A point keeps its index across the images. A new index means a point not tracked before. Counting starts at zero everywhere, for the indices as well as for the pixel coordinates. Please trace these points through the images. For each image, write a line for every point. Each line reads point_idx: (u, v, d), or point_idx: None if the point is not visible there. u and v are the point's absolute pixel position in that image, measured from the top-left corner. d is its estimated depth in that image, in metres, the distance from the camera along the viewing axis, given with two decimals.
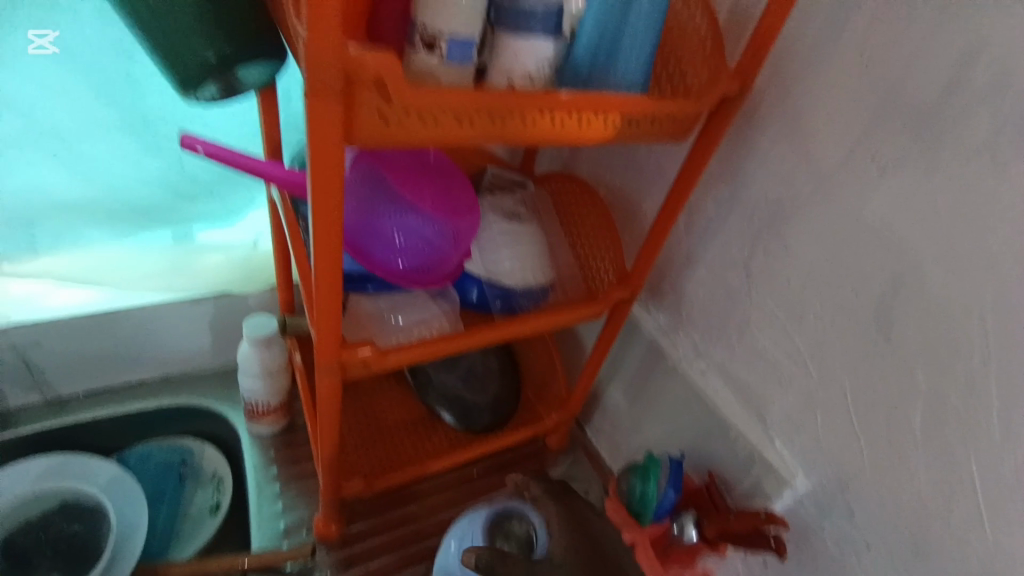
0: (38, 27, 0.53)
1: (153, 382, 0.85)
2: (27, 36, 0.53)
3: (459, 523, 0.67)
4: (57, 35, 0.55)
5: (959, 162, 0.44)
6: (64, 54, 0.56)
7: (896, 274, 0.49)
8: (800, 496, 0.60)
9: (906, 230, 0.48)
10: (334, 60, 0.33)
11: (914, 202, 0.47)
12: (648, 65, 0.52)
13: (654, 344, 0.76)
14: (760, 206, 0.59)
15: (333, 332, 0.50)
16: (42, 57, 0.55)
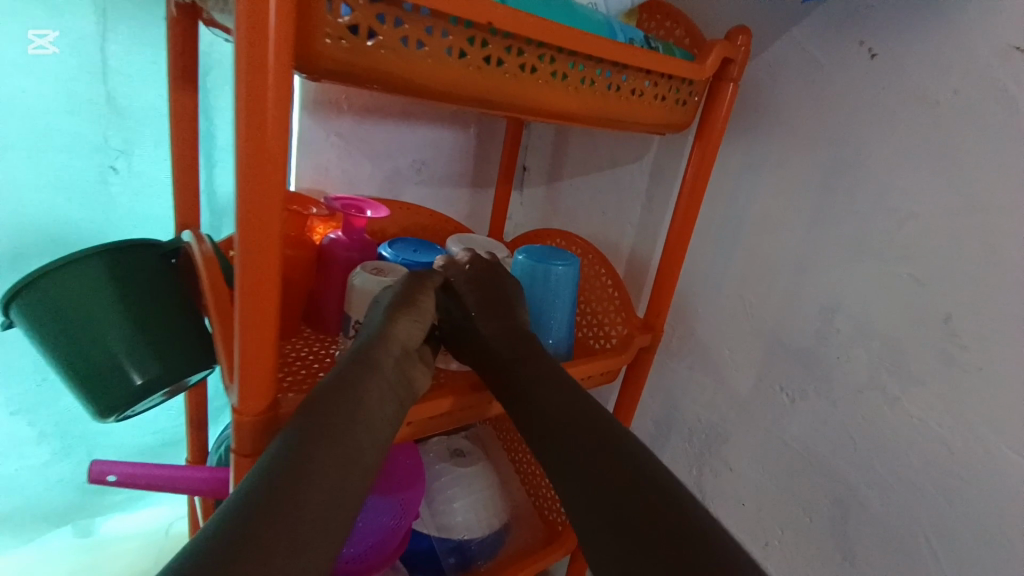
0: (35, 36, 0.49)
1: None
2: (24, 46, 0.49)
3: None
4: (55, 44, 0.50)
5: (865, 363, 0.50)
6: (59, 61, 0.51)
7: (843, 474, 0.53)
8: None
9: (835, 426, 0.53)
10: (265, 431, 0.34)
11: (840, 399, 0.52)
12: (571, 331, 0.57)
13: None
14: (697, 426, 0.67)
15: None
16: (40, 66, 0.50)
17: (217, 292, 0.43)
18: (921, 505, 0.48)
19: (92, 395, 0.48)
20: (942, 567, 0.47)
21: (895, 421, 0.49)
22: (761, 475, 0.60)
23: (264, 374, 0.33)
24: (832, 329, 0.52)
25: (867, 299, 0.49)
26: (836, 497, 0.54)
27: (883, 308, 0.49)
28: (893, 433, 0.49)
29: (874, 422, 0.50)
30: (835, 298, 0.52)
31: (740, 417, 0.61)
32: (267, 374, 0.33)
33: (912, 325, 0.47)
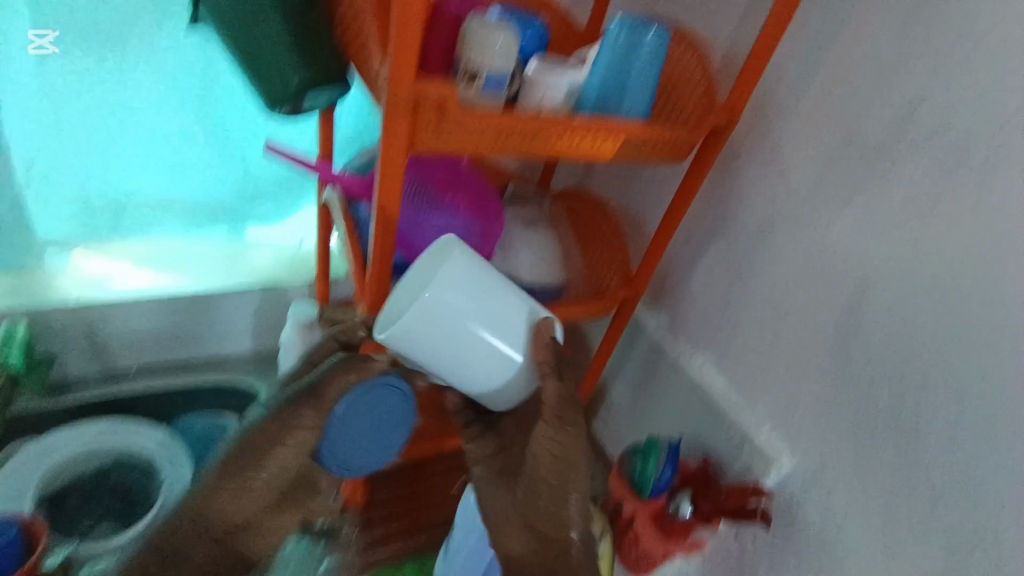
0: (37, 31, 0.62)
1: (196, 364, 0.93)
2: (28, 35, 0.62)
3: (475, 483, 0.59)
4: (52, 41, 0.63)
5: (932, 158, 0.54)
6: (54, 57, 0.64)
7: (873, 266, 0.59)
8: (784, 471, 0.70)
9: (881, 220, 0.58)
10: (409, 90, 0.47)
11: (894, 196, 0.57)
12: (644, 112, 0.63)
13: (657, 342, 0.87)
14: (752, 220, 0.71)
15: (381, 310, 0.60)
16: (30, 61, 0.63)
17: (378, 26, 0.54)
18: (933, 293, 0.55)
19: (261, 86, 0.59)
20: (930, 346, 0.55)
21: (941, 214, 0.54)
22: (792, 266, 0.67)
23: (410, 41, 0.45)
24: (907, 128, 0.55)
25: (953, 95, 0.52)
26: (858, 286, 0.61)
27: (965, 103, 0.51)
28: (932, 225, 0.54)
29: (919, 216, 0.55)
30: (921, 95, 0.54)
31: (794, 216, 0.66)
32: (416, 34, 0.45)
33: (989, 119, 0.50)
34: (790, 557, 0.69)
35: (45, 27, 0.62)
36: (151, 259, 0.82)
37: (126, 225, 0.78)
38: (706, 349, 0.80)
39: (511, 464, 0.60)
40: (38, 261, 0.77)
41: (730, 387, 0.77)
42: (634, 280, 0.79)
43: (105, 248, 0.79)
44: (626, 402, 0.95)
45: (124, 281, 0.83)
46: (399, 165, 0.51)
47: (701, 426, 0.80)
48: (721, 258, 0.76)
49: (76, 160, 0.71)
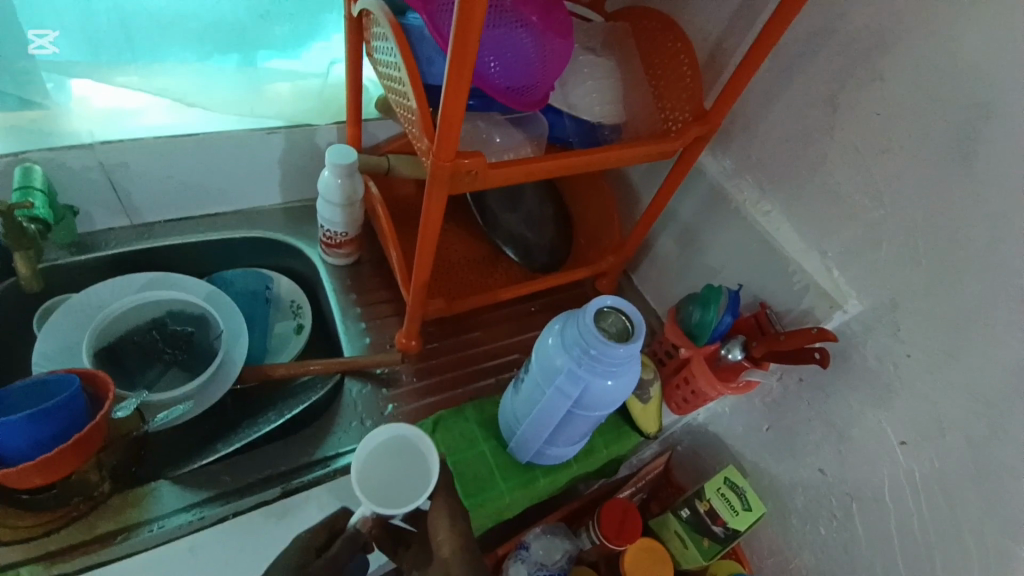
0: (35, 38, 0.68)
1: (227, 216, 0.88)
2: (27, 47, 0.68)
3: (545, 350, 0.58)
4: (50, 43, 0.69)
5: None
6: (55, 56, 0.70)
7: (1002, 79, 0.52)
8: (848, 315, 0.68)
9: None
10: None
11: None
12: None
13: (717, 187, 0.81)
14: (857, 38, 0.62)
15: (456, 136, 0.51)
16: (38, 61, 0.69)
17: None
18: None
19: None
20: None
21: None
22: (898, 90, 0.60)
23: None
24: None
25: None
26: (980, 106, 0.54)
27: None
28: None
29: None
30: None
31: (910, 28, 0.57)
32: None
33: None
34: (839, 390, 0.72)
35: (45, 27, 0.68)
36: (169, 91, 0.77)
37: (139, 51, 0.73)
38: (774, 194, 0.75)
39: (588, 308, 0.54)
40: (43, 95, 0.72)
41: (796, 233, 0.74)
42: (706, 116, 0.70)
43: (109, 78, 0.74)
44: (674, 254, 0.92)
45: (147, 116, 0.76)
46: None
47: (759, 274, 0.78)
48: (807, 87, 0.68)
49: (103, 49, 0.71)
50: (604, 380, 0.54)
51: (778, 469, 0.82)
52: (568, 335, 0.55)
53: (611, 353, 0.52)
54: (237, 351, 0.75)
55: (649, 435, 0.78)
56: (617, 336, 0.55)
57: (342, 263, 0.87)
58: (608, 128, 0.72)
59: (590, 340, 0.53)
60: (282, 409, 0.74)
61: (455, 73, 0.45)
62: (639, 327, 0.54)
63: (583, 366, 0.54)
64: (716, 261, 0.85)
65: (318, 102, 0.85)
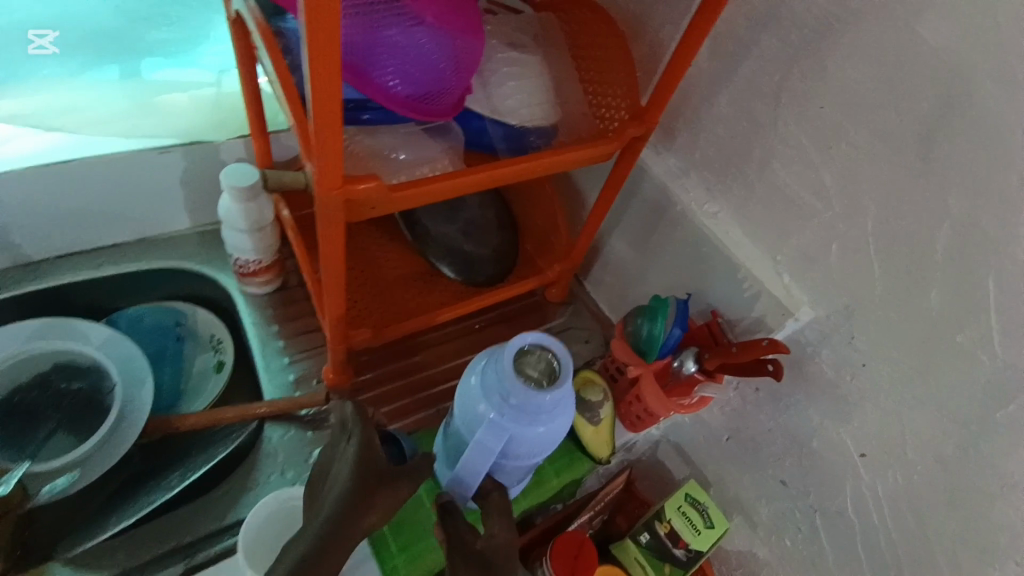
0: (38, 38, 0.71)
1: (129, 246, 0.78)
2: (31, 47, 0.70)
3: (466, 394, 0.52)
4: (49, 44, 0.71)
5: None
6: (55, 56, 0.72)
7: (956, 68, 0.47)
8: (803, 324, 0.64)
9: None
10: None
11: None
12: None
13: (662, 189, 0.75)
14: (797, 24, 0.56)
15: (339, 159, 0.43)
16: (35, 57, 0.70)
17: None
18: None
19: None
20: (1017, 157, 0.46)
21: None
22: (843, 79, 0.54)
23: None
24: None
25: None
26: (934, 95, 0.49)
27: None
28: None
29: None
30: None
31: (855, 11, 0.52)
32: None
33: None
34: (798, 402, 0.67)
35: (46, 28, 0.71)
36: (28, 116, 0.69)
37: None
38: (721, 193, 0.70)
39: (507, 349, 0.48)
40: None
41: (746, 235, 0.68)
42: (645, 113, 0.64)
43: None
44: (626, 259, 0.86)
45: (13, 144, 0.67)
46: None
47: (710, 281, 0.73)
48: (750, 78, 0.62)
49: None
50: (532, 429, 0.48)
51: (741, 481, 0.78)
52: (489, 379, 0.49)
53: (537, 400, 0.46)
54: (136, 405, 0.67)
55: (603, 460, 0.73)
56: (543, 376, 0.49)
57: (262, 292, 0.79)
58: (537, 134, 0.65)
59: (511, 387, 0.47)
60: (188, 471, 0.67)
61: (320, 93, 0.38)
62: (565, 367, 0.48)
63: (507, 416, 0.48)
64: (667, 267, 0.79)
65: (213, 113, 0.76)
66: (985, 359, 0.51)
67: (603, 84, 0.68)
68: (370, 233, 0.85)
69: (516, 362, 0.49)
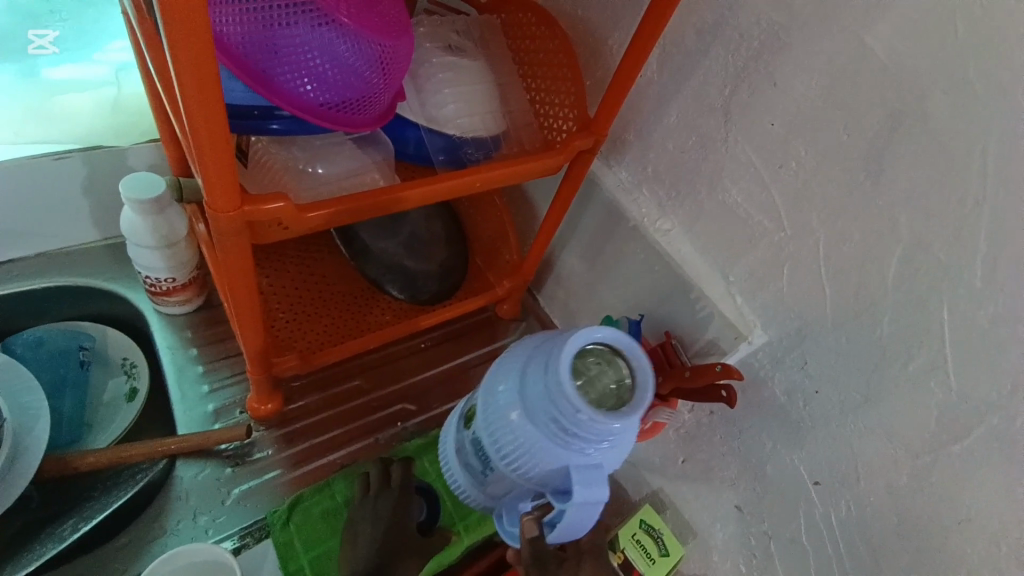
0: (37, 37, 0.69)
1: (26, 261, 0.70)
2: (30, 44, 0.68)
3: (509, 400, 0.50)
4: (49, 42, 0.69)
5: None
6: (53, 56, 0.70)
7: (906, 87, 0.45)
8: (755, 347, 0.61)
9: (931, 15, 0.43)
10: None
11: None
12: None
13: (613, 202, 0.72)
14: (746, 36, 0.53)
15: (230, 174, 0.38)
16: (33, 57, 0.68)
17: None
18: (975, 113, 0.42)
19: None
20: (966, 182, 0.44)
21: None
22: (793, 94, 0.52)
23: None
24: None
25: None
26: (882, 114, 0.47)
27: None
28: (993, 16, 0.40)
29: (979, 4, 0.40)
30: None
31: (804, 24, 0.49)
32: None
33: None
34: (751, 427, 0.65)
35: (47, 28, 0.70)
36: None
37: None
38: (672, 208, 0.67)
39: (565, 362, 0.46)
40: None
41: (696, 253, 0.66)
42: (591, 124, 0.60)
43: None
44: (579, 274, 0.83)
45: None
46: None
47: (663, 301, 0.69)
48: (699, 92, 0.59)
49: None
50: (588, 454, 0.48)
51: (694, 506, 0.75)
52: (537, 392, 0.48)
53: (602, 427, 0.46)
54: (25, 445, 0.59)
55: None
56: (613, 390, 0.49)
57: (183, 311, 0.71)
58: (475, 146, 0.60)
59: (567, 411, 0.46)
60: (81, 521, 0.60)
61: (192, 103, 0.33)
62: (644, 376, 0.48)
63: (561, 438, 0.47)
64: (619, 283, 0.76)
65: (114, 111, 0.69)
66: (935, 388, 0.49)
67: (548, 93, 0.64)
68: (306, 248, 0.79)
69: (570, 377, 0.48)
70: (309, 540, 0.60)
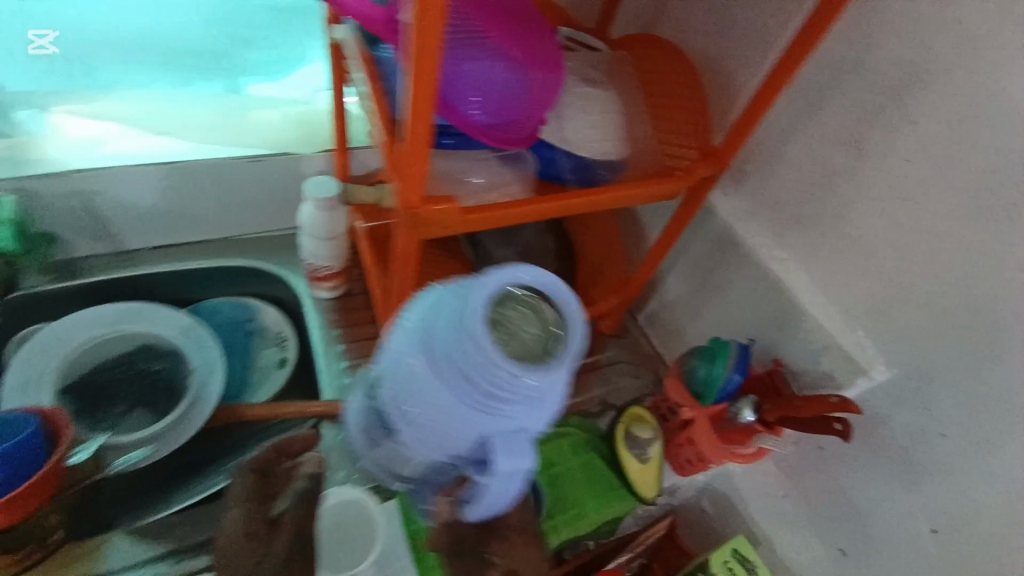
0: (36, 38, 0.74)
1: (214, 243, 0.85)
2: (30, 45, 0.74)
3: (425, 358, 0.41)
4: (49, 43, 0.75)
5: None
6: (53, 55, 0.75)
7: None
8: (874, 384, 0.60)
9: None
10: None
11: None
12: None
13: (729, 229, 0.74)
14: (886, 78, 0.55)
15: (422, 180, 0.46)
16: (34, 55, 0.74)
17: None
18: None
19: None
20: None
21: None
22: (934, 136, 0.52)
23: None
24: None
25: None
26: None
27: None
28: None
29: None
30: None
31: (952, 69, 0.50)
32: None
33: None
34: (861, 465, 0.64)
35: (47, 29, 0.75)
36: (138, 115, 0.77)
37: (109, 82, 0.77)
38: (791, 238, 0.68)
39: (478, 296, 0.39)
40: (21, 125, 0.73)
41: (813, 285, 0.66)
42: (718, 154, 0.64)
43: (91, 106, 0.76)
44: (685, 296, 0.85)
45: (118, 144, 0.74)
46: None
47: (775, 330, 0.70)
48: (830, 129, 0.61)
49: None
50: (494, 417, 0.41)
51: (790, 541, 0.74)
52: (433, 336, 0.41)
53: (517, 381, 0.38)
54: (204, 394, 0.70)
55: (648, 500, 0.72)
56: (519, 341, 0.40)
57: (329, 296, 0.83)
58: (605, 168, 0.66)
59: (485, 364, 0.38)
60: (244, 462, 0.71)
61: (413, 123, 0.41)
62: (574, 318, 0.40)
63: (484, 400, 0.39)
64: (726, 309, 0.77)
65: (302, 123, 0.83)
66: None
67: (676, 123, 0.68)
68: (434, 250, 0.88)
69: (492, 321, 0.40)
70: None
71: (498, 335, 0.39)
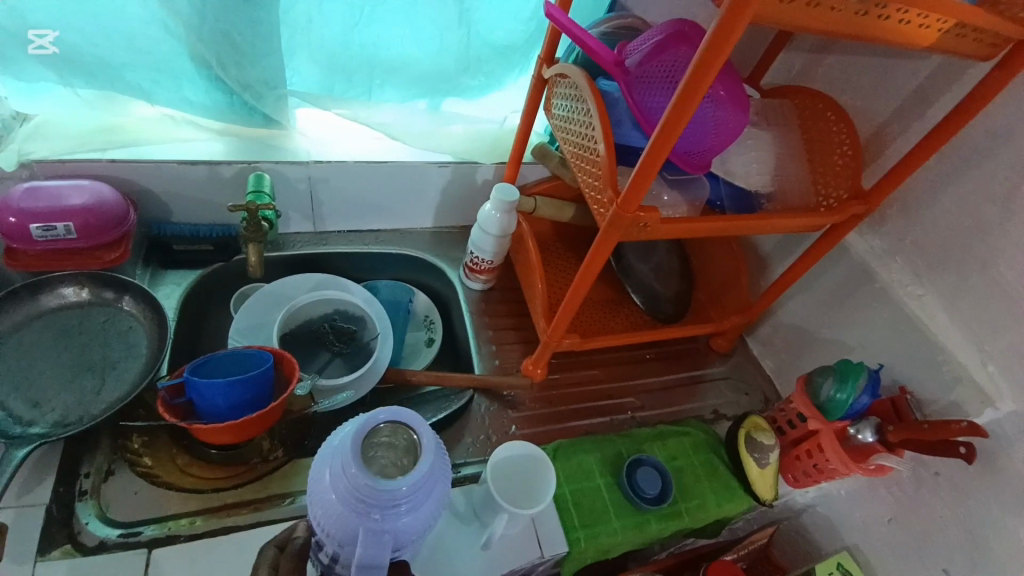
0: (36, 37, 0.64)
1: (388, 233, 0.99)
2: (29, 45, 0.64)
3: (327, 506, 0.52)
4: (50, 44, 0.65)
5: None
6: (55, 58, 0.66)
7: None
8: (1001, 415, 0.66)
9: None
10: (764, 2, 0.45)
11: None
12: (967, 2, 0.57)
13: (862, 266, 0.81)
14: None
15: (644, 190, 0.56)
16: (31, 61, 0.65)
17: None
18: None
19: None
20: None
21: None
22: None
23: None
24: None
25: None
26: None
27: None
28: None
29: None
30: None
31: None
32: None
33: None
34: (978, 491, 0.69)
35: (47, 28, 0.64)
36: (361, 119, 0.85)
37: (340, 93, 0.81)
38: (926, 278, 0.75)
39: (356, 427, 0.51)
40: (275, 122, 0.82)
41: (946, 322, 0.73)
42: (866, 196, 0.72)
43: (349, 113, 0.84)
44: (804, 324, 0.91)
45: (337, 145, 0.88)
46: (747, 12, 0.43)
47: (901, 360, 0.76)
48: (979, 185, 0.68)
49: (73, 14, 0.63)
50: (396, 520, 0.51)
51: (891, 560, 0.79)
52: (337, 485, 0.51)
53: (389, 491, 0.49)
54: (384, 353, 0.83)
55: (766, 503, 0.80)
56: (402, 450, 0.52)
57: (480, 288, 0.95)
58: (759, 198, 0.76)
59: (361, 485, 0.49)
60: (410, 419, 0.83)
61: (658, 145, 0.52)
62: (427, 442, 0.51)
63: (373, 506, 0.50)
64: (850, 338, 0.84)
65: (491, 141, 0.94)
66: None
67: (826, 166, 0.77)
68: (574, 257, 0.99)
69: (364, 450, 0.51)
70: (568, 477, 0.76)
71: (367, 459, 0.51)
